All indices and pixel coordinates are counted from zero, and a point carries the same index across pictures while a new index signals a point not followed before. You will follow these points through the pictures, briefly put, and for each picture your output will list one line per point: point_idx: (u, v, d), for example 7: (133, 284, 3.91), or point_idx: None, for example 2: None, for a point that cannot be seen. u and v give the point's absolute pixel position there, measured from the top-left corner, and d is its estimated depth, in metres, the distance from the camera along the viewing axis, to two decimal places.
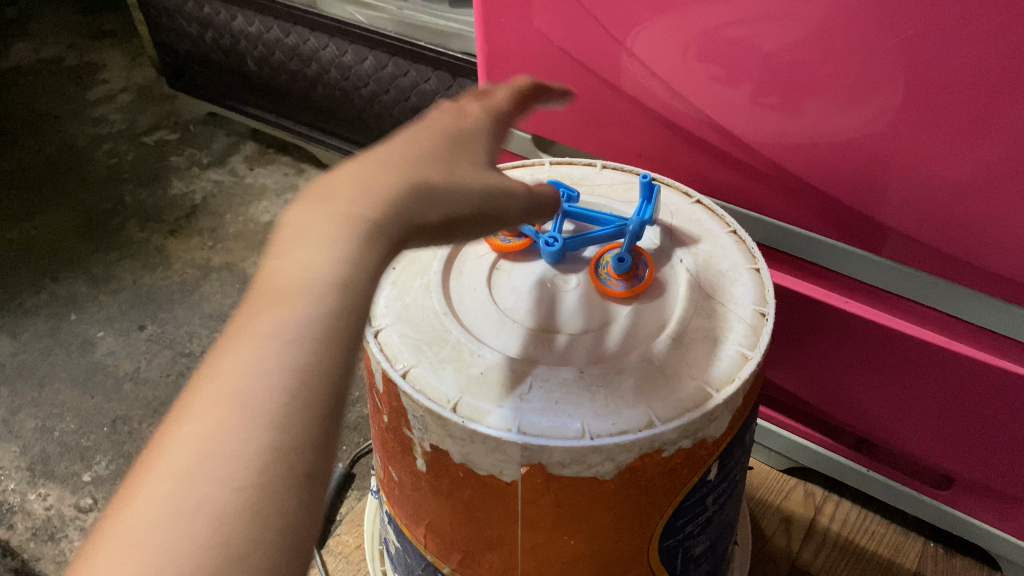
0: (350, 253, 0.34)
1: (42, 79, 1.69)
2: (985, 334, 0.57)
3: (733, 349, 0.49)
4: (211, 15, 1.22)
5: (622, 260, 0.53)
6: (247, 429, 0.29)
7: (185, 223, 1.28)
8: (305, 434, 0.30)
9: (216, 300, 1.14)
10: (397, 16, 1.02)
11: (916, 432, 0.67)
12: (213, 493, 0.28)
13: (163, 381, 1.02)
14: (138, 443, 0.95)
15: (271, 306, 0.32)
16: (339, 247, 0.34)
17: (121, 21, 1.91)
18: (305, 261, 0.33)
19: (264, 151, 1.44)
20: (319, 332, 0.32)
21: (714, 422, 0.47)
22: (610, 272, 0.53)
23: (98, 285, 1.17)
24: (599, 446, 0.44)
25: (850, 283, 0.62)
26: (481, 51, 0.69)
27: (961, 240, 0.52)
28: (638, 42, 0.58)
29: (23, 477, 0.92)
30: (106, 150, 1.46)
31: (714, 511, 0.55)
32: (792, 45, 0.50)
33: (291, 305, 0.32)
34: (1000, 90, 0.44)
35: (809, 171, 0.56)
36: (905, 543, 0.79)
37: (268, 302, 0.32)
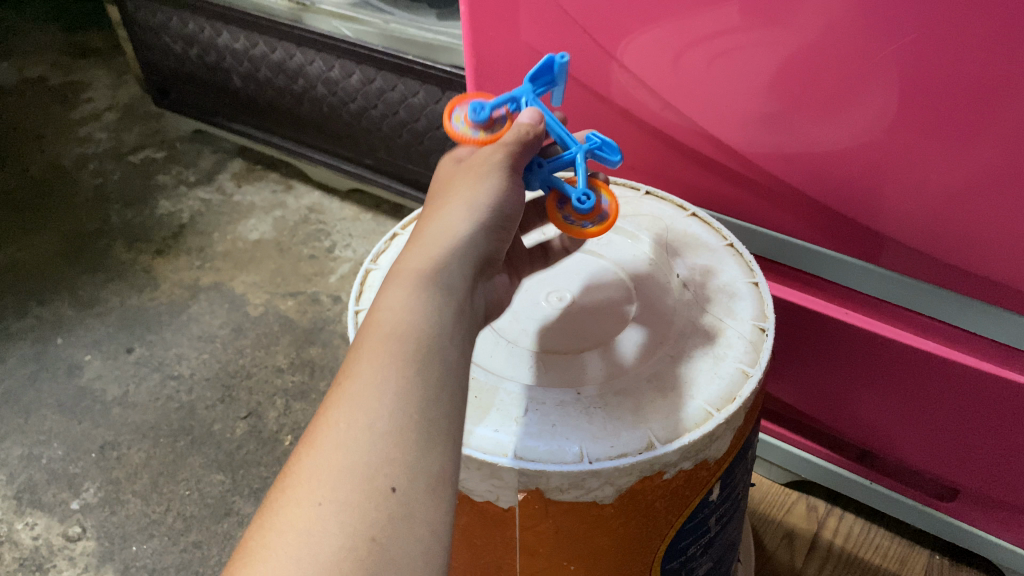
0: (431, 314, 0.37)
1: (26, 98, 1.68)
2: (989, 344, 0.55)
3: (733, 366, 0.48)
4: (196, 32, 1.21)
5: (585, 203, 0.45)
6: (337, 464, 0.32)
7: (172, 243, 1.27)
8: (395, 459, 0.32)
9: (205, 321, 1.12)
10: (385, 30, 0.99)
11: (919, 443, 0.66)
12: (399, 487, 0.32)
13: (152, 405, 1.00)
14: (126, 469, 0.93)
15: (363, 360, 0.36)
16: (425, 308, 0.37)
17: (106, 39, 1.89)
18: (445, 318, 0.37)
19: (252, 169, 1.42)
20: (407, 374, 0.35)
21: (716, 442, 0.46)
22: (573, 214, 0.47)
23: (85, 308, 1.16)
24: (599, 470, 0.42)
25: (850, 294, 0.60)
26: (469, 64, 0.68)
27: (960, 249, 0.51)
28: (628, 53, 0.56)
29: (9, 506, 0.91)
30: (91, 170, 1.45)
31: (717, 531, 0.53)
32: (782, 55, 0.49)
33: (387, 359, 0.35)
34: (998, 96, 0.43)
35: (803, 181, 0.55)
36: (910, 557, 0.77)
37: (364, 357, 0.36)
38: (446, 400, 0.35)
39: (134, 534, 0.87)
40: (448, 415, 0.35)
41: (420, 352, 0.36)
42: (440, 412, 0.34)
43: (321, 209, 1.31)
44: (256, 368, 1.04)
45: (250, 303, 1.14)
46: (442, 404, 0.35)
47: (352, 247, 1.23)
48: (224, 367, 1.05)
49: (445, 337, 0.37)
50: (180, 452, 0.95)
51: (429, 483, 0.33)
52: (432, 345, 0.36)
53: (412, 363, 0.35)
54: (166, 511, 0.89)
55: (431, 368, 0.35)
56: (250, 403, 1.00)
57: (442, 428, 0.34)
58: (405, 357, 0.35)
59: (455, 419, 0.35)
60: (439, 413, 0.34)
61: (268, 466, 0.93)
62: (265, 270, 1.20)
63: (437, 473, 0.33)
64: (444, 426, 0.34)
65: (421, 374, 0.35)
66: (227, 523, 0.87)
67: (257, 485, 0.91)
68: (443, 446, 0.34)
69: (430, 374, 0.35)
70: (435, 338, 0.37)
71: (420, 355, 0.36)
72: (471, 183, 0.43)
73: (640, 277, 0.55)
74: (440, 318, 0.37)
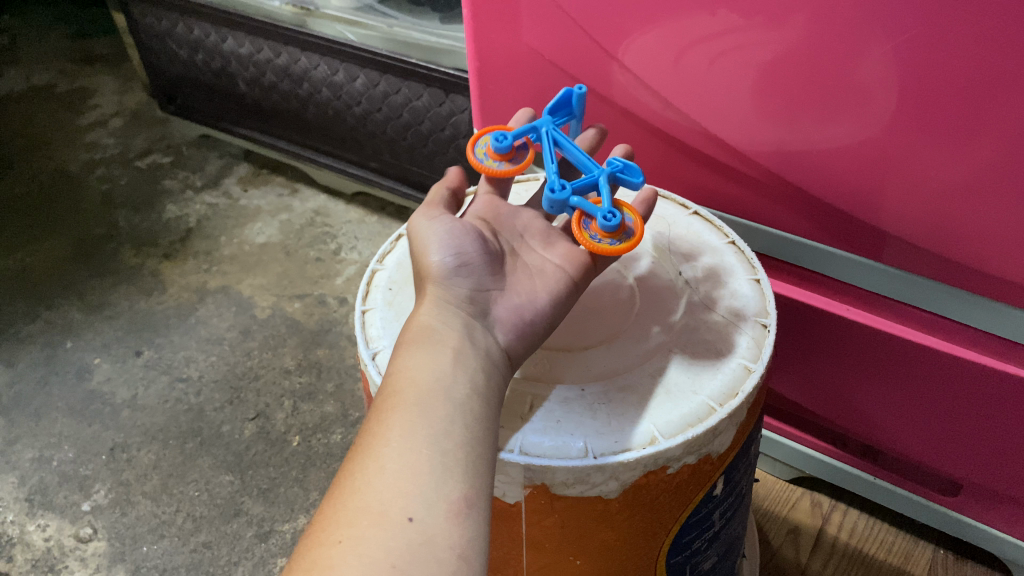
0: (435, 364, 0.40)
1: (33, 105, 1.69)
2: (989, 338, 0.56)
3: (735, 362, 0.48)
4: (201, 38, 1.22)
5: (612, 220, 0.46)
6: (355, 506, 0.34)
7: (179, 247, 1.28)
8: (409, 492, 0.34)
9: (213, 324, 1.13)
10: (388, 34, 1.00)
11: (921, 439, 0.67)
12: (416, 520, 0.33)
13: (161, 407, 1.01)
14: (136, 471, 0.94)
15: (374, 417, 0.38)
16: (425, 359, 0.40)
17: (113, 45, 1.91)
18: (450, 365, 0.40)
19: (258, 173, 1.43)
20: (416, 417, 0.37)
21: (719, 436, 0.46)
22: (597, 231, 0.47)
23: (93, 312, 1.17)
24: (603, 465, 0.43)
25: (850, 290, 0.61)
26: (472, 67, 0.68)
27: (959, 245, 0.52)
28: (629, 54, 0.57)
29: (21, 508, 0.91)
30: (99, 175, 1.46)
31: (721, 526, 0.54)
32: (782, 56, 0.50)
33: (396, 410, 0.37)
34: (994, 94, 0.44)
35: (804, 179, 0.56)
36: (914, 551, 0.78)
37: (375, 415, 0.38)
38: (459, 433, 0.37)
39: (144, 535, 0.87)
40: (463, 446, 0.36)
41: (428, 398, 0.38)
42: (453, 444, 0.36)
43: (326, 212, 1.32)
44: (264, 370, 1.05)
45: (257, 306, 1.15)
46: (456, 437, 0.36)
47: (357, 249, 1.24)
48: (232, 369, 1.06)
49: (451, 379, 0.39)
50: (189, 454, 0.95)
51: (447, 510, 0.34)
52: (438, 389, 0.38)
53: (420, 409, 0.37)
54: (176, 512, 0.89)
55: (439, 409, 0.37)
56: (258, 404, 1.01)
57: (457, 459, 0.36)
58: (413, 404, 0.37)
59: (471, 449, 0.36)
60: (453, 445, 0.36)
61: (276, 467, 0.93)
62: (271, 273, 1.21)
63: (455, 499, 0.34)
64: (460, 456, 0.36)
65: (429, 415, 0.37)
66: (237, 523, 0.88)
67: (266, 486, 0.92)
68: (458, 475, 0.35)
69: (439, 415, 0.37)
70: (441, 382, 0.39)
71: (428, 398, 0.38)
72: (425, 236, 0.48)
73: (646, 274, 0.56)
74: (443, 366, 0.40)
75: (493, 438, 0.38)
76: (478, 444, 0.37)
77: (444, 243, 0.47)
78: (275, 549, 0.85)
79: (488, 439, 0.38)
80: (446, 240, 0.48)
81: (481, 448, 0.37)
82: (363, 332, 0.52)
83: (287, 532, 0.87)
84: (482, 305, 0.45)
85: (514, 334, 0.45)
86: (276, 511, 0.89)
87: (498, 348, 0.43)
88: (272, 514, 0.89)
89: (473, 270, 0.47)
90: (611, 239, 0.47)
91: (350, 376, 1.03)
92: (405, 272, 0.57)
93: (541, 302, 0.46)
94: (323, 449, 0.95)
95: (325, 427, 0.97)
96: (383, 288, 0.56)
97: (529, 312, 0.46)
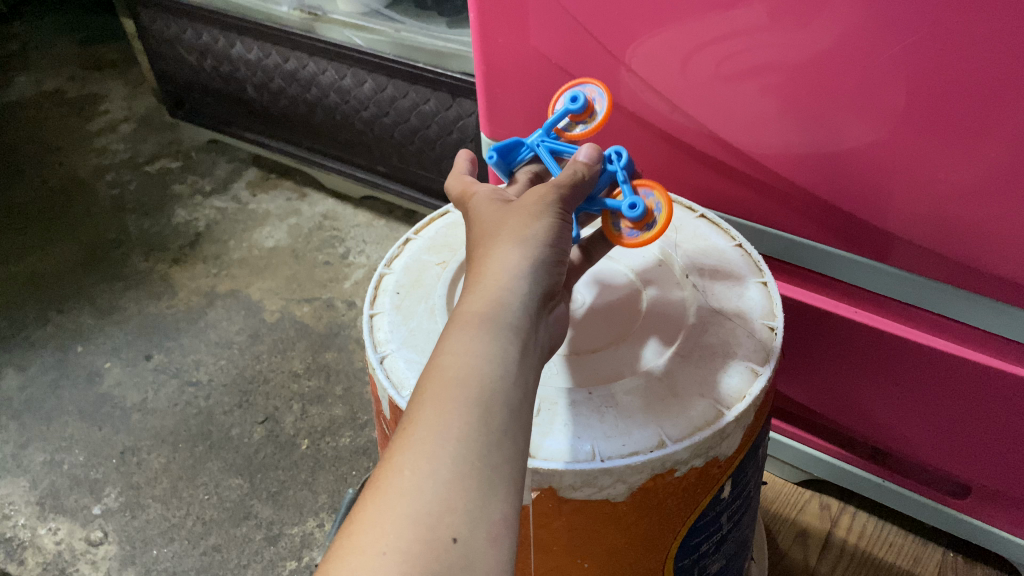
0: (499, 357, 0.35)
1: (44, 111, 1.70)
2: (997, 340, 0.56)
3: (743, 365, 0.48)
4: (210, 43, 1.23)
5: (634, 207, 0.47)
6: (399, 513, 0.31)
7: (188, 251, 1.28)
8: (456, 509, 0.31)
9: (222, 328, 1.13)
10: (396, 38, 1.00)
11: (929, 440, 0.67)
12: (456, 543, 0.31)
13: (171, 411, 1.02)
14: (146, 474, 0.94)
15: (427, 403, 0.34)
16: (492, 349, 0.35)
17: (122, 51, 1.92)
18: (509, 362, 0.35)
19: (266, 177, 1.44)
20: (472, 420, 0.33)
21: (726, 439, 0.46)
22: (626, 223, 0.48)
23: (103, 316, 1.17)
24: (610, 468, 0.43)
25: (858, 293, 0.61)
26: (480, 71, 0.68)
27: (968, 247, 0.52)
28: (636, 57, 0.57)
29: (32, 511, 0.92)
30: (109, 180, 1.47)
31: (728, 529, 0.54)
32: (789, 58, 0.50)
33: (451, 406, 0.33)
34: (1005, 95, 0.44)
35: (812, 181, 0.56)
36: (924, 554, 0.78)
37: (426, 402, 0.34)
38: (509, 446, 0.33)
39: (155, 538, 0.88)
40: (513, 461, 0.33)
41: (486, 400, 0.34)
42: (503, 458, 0.33)
43: (335, 216, 1.33)
44: (273, 373, 1.06)
45: (266, 309, 1.16)
46: (505, 450, 0.33)
47: (366, 253, 1.25)
48: (241, 373, 1.06)
49: (514, 379, 0.35)
50: (199, 457, 0.96)
51: (491, 533, 0.31)
52: (498, 392, 0.34)
53: (478, 411, 0.33)
54: (186, 516, 0.90)
55: (496, 417, 0.34)
56: (267, 408, 1.01)
57: (504, 475, 0.33)
58: (475, 403, 0.33)
59: (520, 465, 0.33)
60: (503, 459, 0.33)
61: (285, 470, 0.94)
62: (280, 276, 1.21)
63: (499, 520, 0.32)
64: (507, 473, 0.33)
65: (485, 422, 0.33)
66: (246, 526, 0.88)
67: (275, 489, 0.92)
68: (504, 493, 0.32)
69: (495, 422, 0.33)
70: (502, 383, 0.34)
71: (488, 398, 0.34)
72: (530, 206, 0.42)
73: (651, 278, 0.56)
74: (508, 362, 0.35)
75: None
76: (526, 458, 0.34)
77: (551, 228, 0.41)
78: (285, 552, 0.86)
79: None
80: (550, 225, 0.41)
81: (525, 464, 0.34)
82: (371, 335, 0.52)
83: (296, 535, 0.87)
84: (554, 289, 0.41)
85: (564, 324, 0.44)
86: (285, 514, 0.89)
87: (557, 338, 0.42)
88: (281, 517, 0.89)
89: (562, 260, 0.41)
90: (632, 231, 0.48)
91: (358, 379, 1.04)
92: (413, 276, 0.57)
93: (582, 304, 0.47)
94: (332, 452, 0.95)
95: (334, 430, 0.98)
96: (391, 292, 0.56)
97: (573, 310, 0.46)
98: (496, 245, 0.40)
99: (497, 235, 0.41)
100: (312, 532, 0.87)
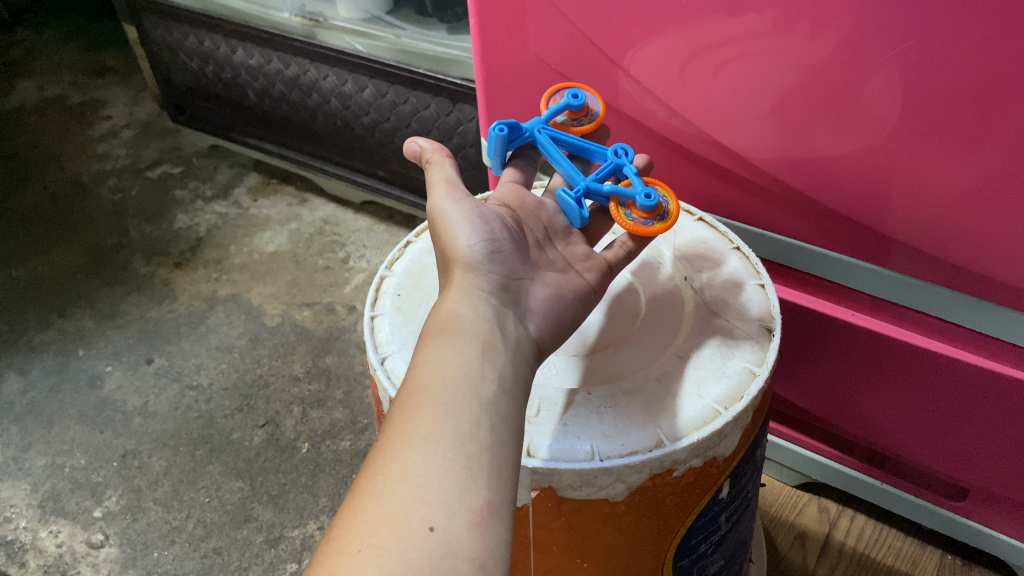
0: (464, 358, 0.39)
1: (46, 117, 1.71)
2: (992, 342, 0.56)
3: (740, 366, 0.49)
4: (211, 49, 1.23)
5: (650, 198, 0.49)
6: (377, 512, 0.33)
7: (189, 256, 1.29)
8: (432, 500, 0.33)
9: (223, 332, 1.14)
10: (396, 44, 1.01)
11: (925, 442, 0.67)
12: (432, 530, 0.32)
13: (172, 415, 1.02)
14: (147, 477, 0.95)
15: (398, 414, 0.37)
16: (455, 354, 0.39)
17: (124, 58, 1.93)
18: (470, 366, 0.38)
19: (267, 182, 1.45)
20: (442, 417, 0.36)
21: (724, 439, 0.47)
22: (634, 211, 0.50)
23: (105, 320, 1.18)
24: (609, 467, 0.43)
25: (855, 295, 0.61)
26: (480, 76, 0.69)
27: (963, 251, 0.52)
28: (635, 62, 0.58)
29: (33, 514, 0.92)
30: (110, 186, 1.47)
31: (727, 529, 0.54)
32: (786, 62, 0.51)
33: (423, 409, 0.37)
34: (997, 100, 0.45)
35: (809, 186, 0.56)
36: (921, 557, 0.78)
37: (398, 412, 0.37)
38: (485, 436, 0.36)
39: (155, 540, 0.88)
40: (487, 450, 0.36)
41: (455, 397, 0.37)
42: (478, 448, 0.35)
43: (335, 221, 1.33)
44: (274, 377, 1.06)
45: (267, 314, 1.16)
46: (481, 440, 0.36)
47: (366, 258, 1.25)
48: (242, 377, 1.06)
49: (479, 377, 0.38)
50: (200, 461, 0.96)
51: (470, 519, 0.33)
52: (465, 387, 0.38)
53: (444, 407, 0.36)
54: (187, 518, 0.90)
55: (466, 410, 0.36)
56: (267, 411, 1.02)
57: (481, 463, 0.35)
58: (442, 403, 0.37)
59: (496, 453, 0.36)
60: (478, 449, 0.35)
61: (286, 473, 0.94)
62: (281, 281, 1.22)
63: (479, 506, 0.34)
64: (484, 461, 0.35)
65: (456, 417, 0.36)
66: (247, 529, 0.89)
67: (275, 492, 0.92)
68: (482, 480, 0.34)
69: (466, 415, 0.36)
70: (468, 379, 0.38)
71: (454, 397, 0.37)
72: (451, 219, 0.47)
73: (650, 279, 0.57)
74: (471, 362, 0.39)
75: (520, 438, 0.38)
76: (502, 447, 0.36)
77: (477, 227, 0.47)
78: (286, 555, 0.86)
79: (516, 443, 0.37)
80: (475, 225, 0.47)
81: (505, 452, 0.36)
82: (372, 337, 0.53)
83: (297, 537, 0.87)
84: (515, 292, 0.45)
85: (547, 323, 0.45)
86: (285, 517, 0.89)
87: (529, 338, 0.43)
88: (282, 520, 0.89)
89: (506, 256, 0.46)
90: (645, 218, 0.50)
91: (359, 383, 1.04)
92: (413, 278, 0.58)
93: (568, 297, 0.47)
94: (332, 455, 0.96)
95: (334, 434, 0.98)
96: (391, 294, 0.56)
97: (558, 305, 0.46)
98: (450, 270, 0.46)
99: (447, 264, 0.47)
100: (312, 535, 0.87)
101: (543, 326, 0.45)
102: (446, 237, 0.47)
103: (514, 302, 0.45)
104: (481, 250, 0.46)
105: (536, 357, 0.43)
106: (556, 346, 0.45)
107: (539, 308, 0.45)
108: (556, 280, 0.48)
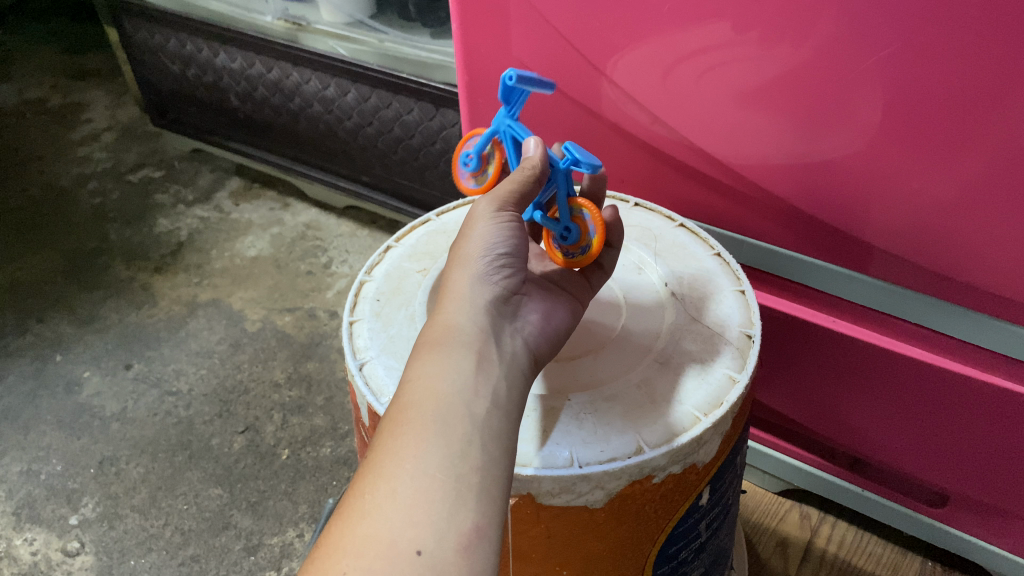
0: (458, 373, 0.39)
1: (26, 119, 1.69)
2: (974, 351, 0.56)
3: (721, 373, 0.49)
4: (194, 53, 1.23)
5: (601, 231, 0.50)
6: (363, 533, 0.33)
7: (170, 260, 1.28)
8: (421, 522, 0.33)
9: (203, 337, 1.13)
10: (380, 48, 1.01)
11: (907, 448, 0.67)
12: (423, 554, 0.32)
13: (151, 421, 1.01)
14: (125, 484, 0.94)
15: (385, 432, 0.37)
16: (447, 368, 0.39)
17: (105, 61, 1.92)
18: (454, 388, 0.38)
19: (249, 186, 1.44)
20: (433, 436, 0.36)
21: (703, 446, 0.47)
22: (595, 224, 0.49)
23: (83, 325, 1.17)
24: (588, 474, 0.43)
25: (837, 303, 0.61)
26: (461, 81, 0.69)
27: (943, 257, 0.52)
28: (617, 69, 0.58)
29: (8, 522, 0.91)
30: (90, 189, 1.46)
31: (707, 536, 0.54)
32: (766, 69, 0.51)
33: (412, 426, 0.36)
34: (978, 106, 0.45)
35: (789, 194, 0.56)
36: (903, 563, 0.78)
37: (388, 428, 0.37)
38: (475, 456, 0.36)
39: (132, 548, 0.87)
40: (478, 471, 0.35)
41: (447, 414, 0.37)
42: (468, 469, 0.35)
43: (318, 226, 1.33)
44: (253, 383, 1.05)
45: (248, 319, 1.15)
46: (471, 461, 0.36)
47: (348, 263, 1.25)
48: (222, 383, 1.06)
49: (472, 394, 0.38)
50: (178, 467, 0.95)
51: (458, 543, 0.33)
52: (458, 405, 0.37)
53: (436, 426, 0.36)
54: (165, 526, 0.89)
55: (458, 429, 0.36)
56: (247, 417, 1.01)
57: (470, 485, 0.35)
58: (434, 418, 0.37)
59: (486, 474, 0.35)
60: (469, 470, 0.35)
61: (265, 480, 0.93)
62: (262, 286, 1.21)
63: (467, 530, 0.33)
64: (474, 483, 0.35)
65: (446, 435, 0.36)
66: (226, 536, 0.88)
67: (255, 499, 0.91)
68: (471, 502, 0.34)
69: (456, 434, 0.36)
70: (461, 396, 0.38)
71: (445, 415, 0.37)
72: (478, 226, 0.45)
73: (631, 287, 0.57)
74: (465, 377, 0.39)
75: (510, 456, 0.37)
76: (493, 467, 0.36)
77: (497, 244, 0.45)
78: (264, 562, 0.85)
79: (505, 461, 0.37)
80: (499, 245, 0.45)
81: (495, 472, 0.36)
82: (350, 343, 0.52)
83: (276, 545, 0.87)
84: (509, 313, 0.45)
85: (534, 344, 0.45)
86: (265, 524, 0.89)
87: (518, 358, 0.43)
88: (261, 527, 0.88)
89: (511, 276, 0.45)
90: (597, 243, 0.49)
91: (340, 390, 1.04)
92: (393, 283, 0.57)
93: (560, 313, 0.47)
94: (312, 462, 0.95)
95: (315, 440, 0.97)
96: (371, 299, 0.56)
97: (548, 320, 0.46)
98: (452, 268, 0.45)
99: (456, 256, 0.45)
100: (292, 542, 0.87)
101: (529, 335, 0.45)
102: (466, 238, 0.45)
103: (505, 313, 0.44)
104: (490, 264, 0.44)
105: (527, 374, 0.43)
106: (541, 359, 0.45)
107: (527, 327, 0.45)
108: (551, 300, 0.49)
